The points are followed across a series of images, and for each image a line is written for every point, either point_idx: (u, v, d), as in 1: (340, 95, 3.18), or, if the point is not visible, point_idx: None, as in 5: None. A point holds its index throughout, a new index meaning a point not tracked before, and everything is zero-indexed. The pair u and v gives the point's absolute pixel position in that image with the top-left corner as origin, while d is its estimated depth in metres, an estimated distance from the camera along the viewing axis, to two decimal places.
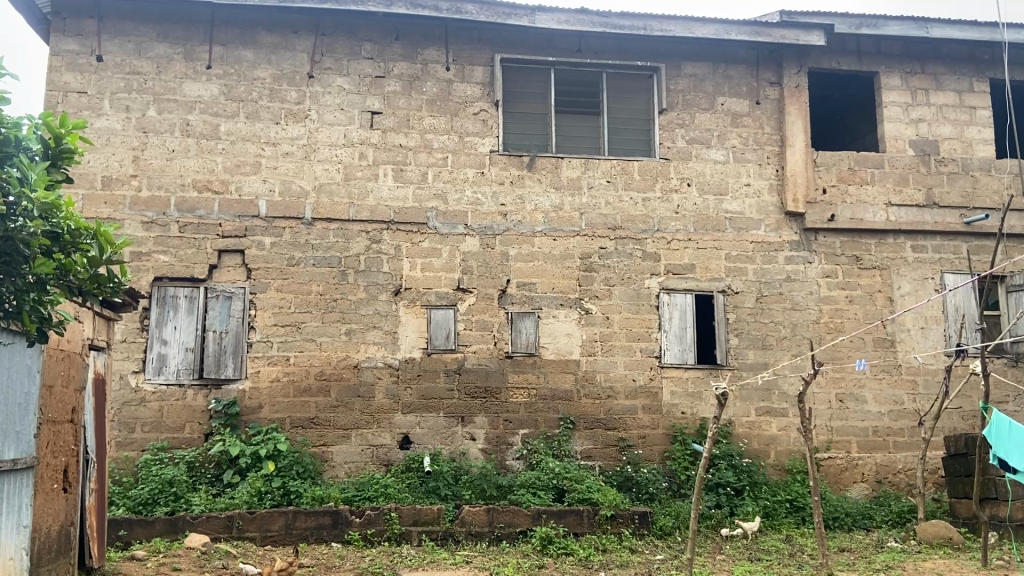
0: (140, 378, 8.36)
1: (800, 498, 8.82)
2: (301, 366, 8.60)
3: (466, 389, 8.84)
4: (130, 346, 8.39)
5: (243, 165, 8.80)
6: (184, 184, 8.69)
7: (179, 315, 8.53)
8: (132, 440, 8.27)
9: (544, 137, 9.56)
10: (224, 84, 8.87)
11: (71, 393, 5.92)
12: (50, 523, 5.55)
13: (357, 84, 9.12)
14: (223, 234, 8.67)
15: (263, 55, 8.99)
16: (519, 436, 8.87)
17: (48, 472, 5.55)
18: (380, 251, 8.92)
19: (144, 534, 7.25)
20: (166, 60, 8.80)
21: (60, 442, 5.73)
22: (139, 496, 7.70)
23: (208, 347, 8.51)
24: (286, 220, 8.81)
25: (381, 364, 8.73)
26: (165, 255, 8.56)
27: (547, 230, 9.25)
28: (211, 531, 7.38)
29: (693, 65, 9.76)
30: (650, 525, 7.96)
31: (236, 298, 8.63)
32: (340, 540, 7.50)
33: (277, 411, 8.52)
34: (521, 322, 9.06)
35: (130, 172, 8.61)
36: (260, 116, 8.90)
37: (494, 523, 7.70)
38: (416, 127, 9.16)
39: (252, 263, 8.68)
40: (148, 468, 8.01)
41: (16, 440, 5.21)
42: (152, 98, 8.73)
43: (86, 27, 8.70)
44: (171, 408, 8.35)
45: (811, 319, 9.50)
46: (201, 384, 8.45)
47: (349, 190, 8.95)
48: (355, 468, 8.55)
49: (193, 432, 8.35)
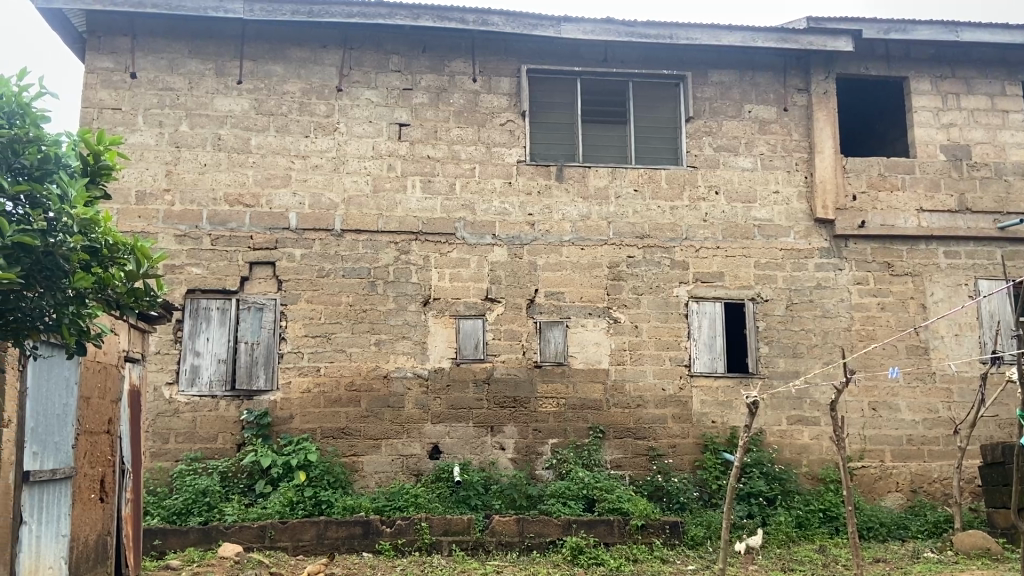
0: (174, 390, 8.46)
1: (833, 507, 8.73)
2: (332, 377, 8.67)
3: (495, 399, 8.86)
4: (165, 358, 8.51)
5: (274, 178, 8.92)
6: (216, 198, 8.81)
7: (212, 327, 8.64)
8: (166, 451, 8.36)
9: (571, 146, 9.57)
10: (254, 99, 9.00)
11: (108, 405, 6.02)
12: (88, 532, 5.64)
13: (385, 96, 9.21)
14: (255, 246, 8.78)
15: (293, 69, 9.11)
16: (548, 445, 8.87)
17: (86, 482, 5.65)
18: (409, 262, 8.98)
19: (178, 544, 7.35)
20: (198, 75, 8.94)
21: (97, 452, 5.83)
22: (174, 506, 7.80)
23: (240, 358, 8.61)
24: (317, 233, 8.90)
25: (411, 374, 8.78)
26: (198, 268, 8.67)
27: (575, 240, 9.26)
28: (244, 540, 7.45)
29: (721, 73, 9.73)
30: (681, 534, 7.91)
31: (267, 309, 8.73)
32: (371, 549, 7.54)
33: (308, 422, 8.58)
34: (550, 331, 9.06)
35: (164, 186, 8.75)
36: (291, 130, 9.02)
37: (524, 533, 7.69)
38: (444, 138, 9.22)
39: (284, 275, 8.78)
40: (181, 478, 8.10)
41: (55, 451, 5.26)
42: (185, 114, 8.88)
43: (120, 45, 8.86)
44: (204, 419, 8.44)
45: (843, 327, 9.41)
46: (234, 395, 8.53)
47: (378, 203, 9.03)
48: (386, 478, 8.59)
49: (226, 442, 8.43)
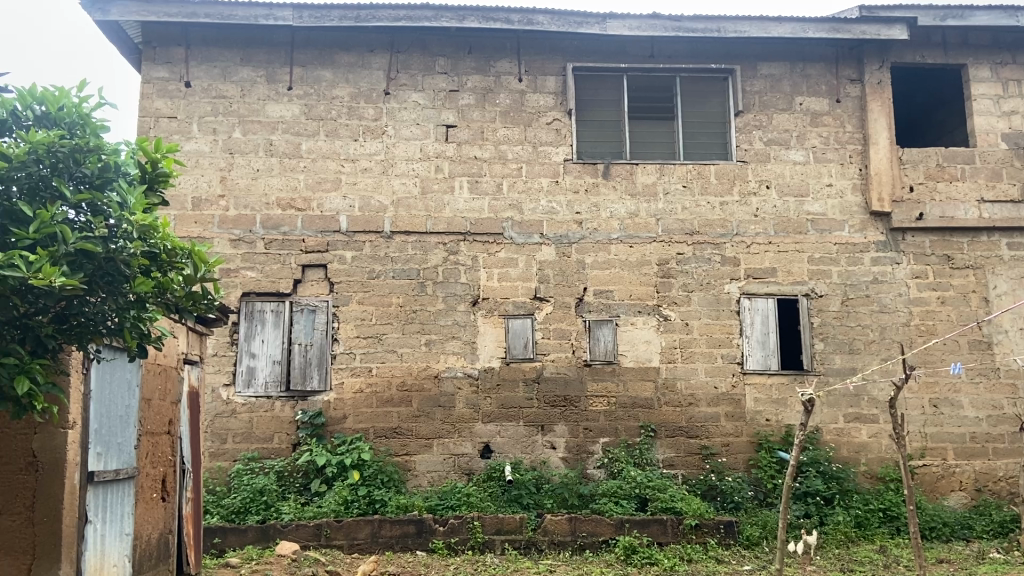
0: (231, 391, 8.65)
1: (894, 506, 8.52)
2: (383, 377, 8.77)
3: (545, 398, 8.86)
4: (222, 360, 8.70)
5: (324, 182, 9.06)
6: (269, 203, 8.98)
7: (267, 329, 8.81)
8: (224, 450, 8.55)
9: (618, 144, 9.52)
10: (304, 104, 9.15)
11: (168, 406, 6.19)
12: (150, 530, 5.80)
13: (432, 98, 9.28)
14: (306, 250, 8.93)
15: (341, 74, 9.23)
16: (600, 444, 8.83)
17: (148, 482, 5.81)
18: (457, 262, 9.04)
19: (238, 542, 7.51)
20: (250, 83, 9.13)
21: (158, 453, 6.00)
22: (233, 505, 7.96)
23: (294, 359, 8.77)
24: (366, 235, 9.01)
25: (462, 374, 8.83)
26: (252, 271, 8.84)
27: (623, 238, 9.20)
28: (301, 538, 7.58)
29: (770, 65, 9.57)
30: (736, 534, 7.81)
31: (320, 311, 8.87)
32: (425, 548, 7.60)
33: (361, 422, 8.70)
34: (599, 330, 9.03)
35: (219, 192, 8.94)
36: (340, 134, 9.15)
37: (577, 532, 7.67)
38: (490, 138, 9.25)
39: (335, 277, 8.91)
40: (240, 478, 8.27)
41: (118, 451, 5.38)
42: (238, 120, 9.06)
43: (175, 55, 9.09)
44: (261, 419, 8.61)
45: (901, 322, 9.18)
46: (288, 396, 8.69)
47: (426, 204, 9.11)
48: (438, 477, 8.65)
49: (282, 442, 8.59)
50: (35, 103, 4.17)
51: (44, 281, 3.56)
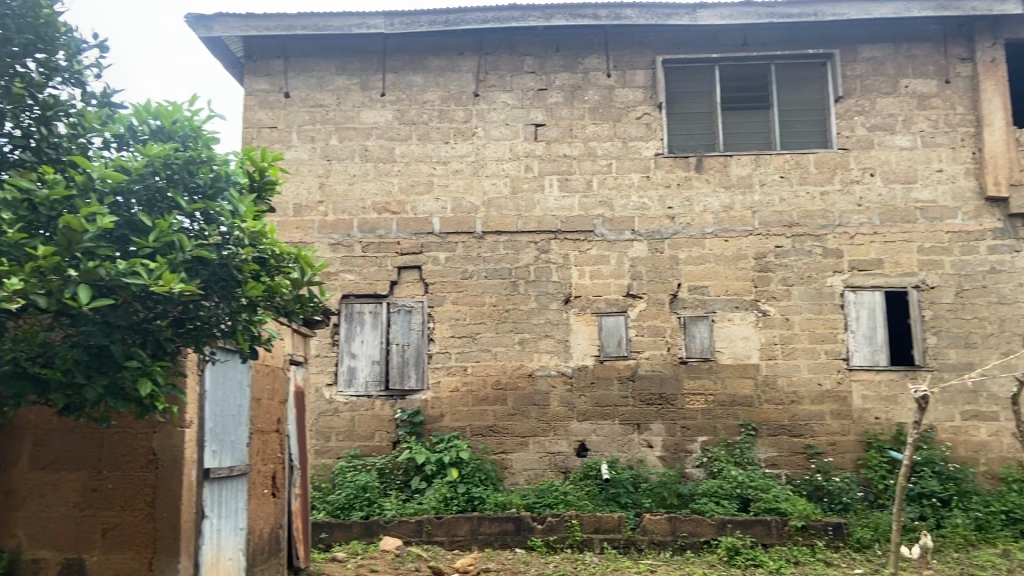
0: (334, 390, 8.92)
1: (1018, 509, 8.02)
2: (479, 375, 8.86)
3: (641, 396, 8.76)
4: (324, 360, 8.99)
5: (417, 185, 9.22)
6: (365, 207, 9.21)
7: (366, 330, 9.04)
8: (328, 448, 8.82)
9: (712, 135, 9.32)
10: (397, 109, 9.35)
11: (276, 405, 6.43)
12: (262, 525, 6.04)
13: (521, 98, 9.31)
14: (402, 252, 9.11)
15: (432, 78, 9.38)
16: (698, 443, 8.67)
17: (259, 478, 6.06)
18: (549, 261, 9.04)
19: (343, 537, 7.73)
20: (345, 91, 9.38)
21: (268, 450, 6.24)
22: (338, 501, 8.19)
23: (392, 359, 8.97)
24: (459, 236, 9.13)
25: (556, 373, 8.83)
26: (351, 274, 9.09)
27: (718, 232, 9.00)
28: (404, 534, 7.74)
29: (872, 48, 9.17)
30: (845, 536, 7.53)
31: (415, 312, 9.03)
32: (524, 545, 7.64)
33: (458, 420, 8.82)
34: (695, 327, 8.86)
35: (318, 198, 9.23)
36: (431, 137, 9.30)
37: (677, 532, 7.55)
38: (580, 135, 9.22)
39: (430, 278, 9.06)
40: (344, 475, 8.51)
41: (232, 449, 5.60)
42: (334, 128, 9.33)
43: (275, 67, 9.43)
44: (362, 418, 8.85)
45: (1022, 313, 8.66)
46: (388, 395, 8.89)
47: (517, 203, 9.15)
48: (535, 475, 8.68)
49: (382, 440, 8.80)
50: (150, 118, 4.41)
51: (165, 288, 3.71)
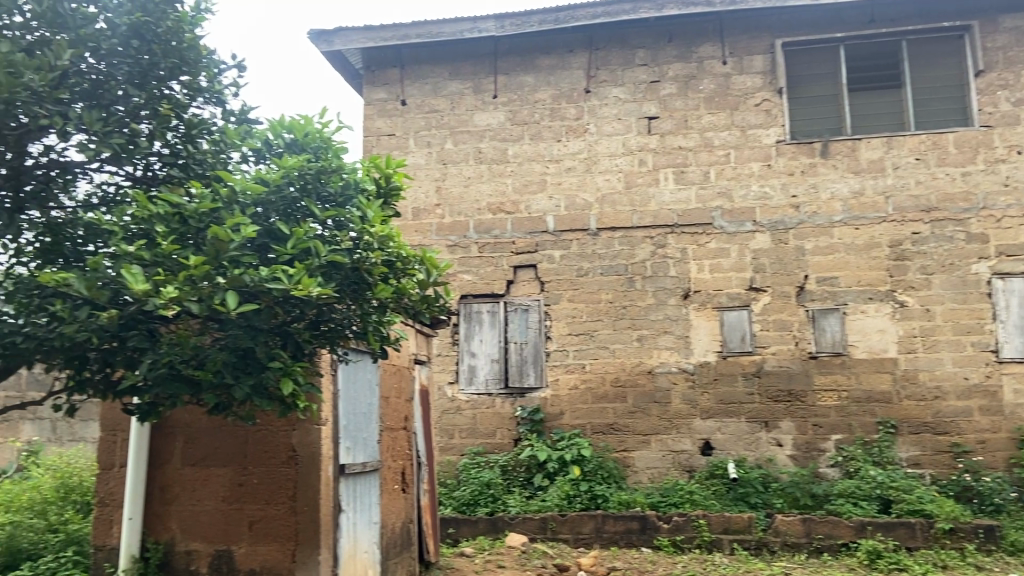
0: (455, 389, 9.07)
1: None
2: (597, 373, 8.80)
3: (768, 393, 8.47)
4: (445, 360, 9.17)
5: (531, 184, 9.25)
6: (480, 208, 9.31)
7: (484, 329, 9.15)
8: (452, 445, 8.98)
9: (838, 119, 8.90)
10: (509, 110, 9.41)
11: (403, 403, 6.60)
12: (394, 520, 6.20)
13: (634, 91, 9.18)
14: (517, 251, 9.16)
15: (543, 77, 9.39)
16: (831, 442, 8.31)
17: (390, 474, 6.23)
18: (667, 255, 8.87)
19: (470, 533, 7.84)
20: (458, 95, 9.52)
21: (397, 447, 6.41)
22: (463, 497, 8.31)
23: (511, 357, 9.03)
24: (574, 233, 9.09)
25: (676, 369, 8.66)
26: (468, 275, 9.21)
27: (847, 220, 8.59)
28: (529, 531, 7.78)
29: (1014, 17, 8.62)
30: (999, 540, 7.03)
31: (532, 310, 9.07)
32: (650, 545, 7.53)
33: (578, 418, 8.79)
34: (824, 320, 8.49)
35: (434, 201, 9.41)
36: (544, 136, 9.31)
37: (812, 534, 7.25)
38: (696, 126, 9.00)
39: (546, 277, 9.07)
40: (468, 471, 8.63)
41: (364, 446, 5.78)
42: (449, 132, 9.48)
43: (391, 76, 9.67)
44: (483, 416, 8.96)
45: None
46: (507, 393, 8.97)
47: (631, 198, 9.03)
48: (659, 474, 8.54)
49: (504, 438, 8.88)
50: (284, 132, 4.63)
51: (304, 292, 3.87)
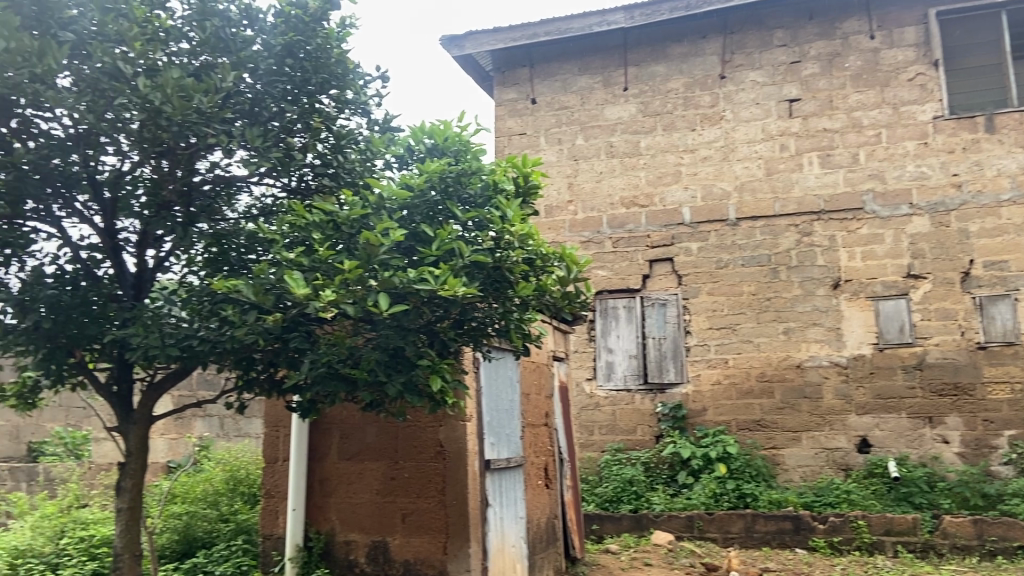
0: (594, 385, 9.05)
1: None
2: (741, 368, 8.53)
3: (931, 386, 7.94)
4: (583, 356, 9.16)
5: (665, 175, 9.07)
6: (614, 203, 9.22)
7: (621, 325, 9.07)
8: (592, 442, 8.95)
9: (1001, 90, 8.33)
10: (641, 102, 9.27)
11: (544, 400, 6.65)
12: (539, 515, 6.26)
13: (772, 74, 8.83)
14: (653, 244, 9.01)
15: (675, 65, 9.20)
16: (1005, 438, 7.71)
17: (533, 469, 6.29)
18: (814, 244, 8.46)
19: (615, 530, 7.81)
20: (589, 90, 9.48)
21: (539, 443, 6.47)
22: (606, 494, 8.25)
23: (649, 353, 8.90)
24: (712, 224, 8.84)
25: (827, 363, 8.25)
26: (603, 270, 9.15)
27: (1018, 198, 7.96)
28: (675, 529, 7.66)
29: None
30: None
31: (670, 305, 8.90)
32: (804, 546, 7.23)
33: (722, 414, 8.55)
34: (994, 307, 7.88)
35: (567, 198, 9.40)
36: (677, 126, 9.10)
37: (984, 537, 6.74)
38: (842, 107, 8.54)
39: (683, 269, 8.88)
40: (609, 468, 8.56)
41: (508, 442, 5.87)
42: (580, 128, 9.45)
43: (521, 75, 9.75)
44: (623, 412, 8.88)
45: None
46: (647, 389, 8.85)
47: (773, 185, 8.68)
48: (811, 472, 8.16)
49: (645, 434, 8.76)
50: (425, 137, 4.86)
51: (451, 292, 3.93)
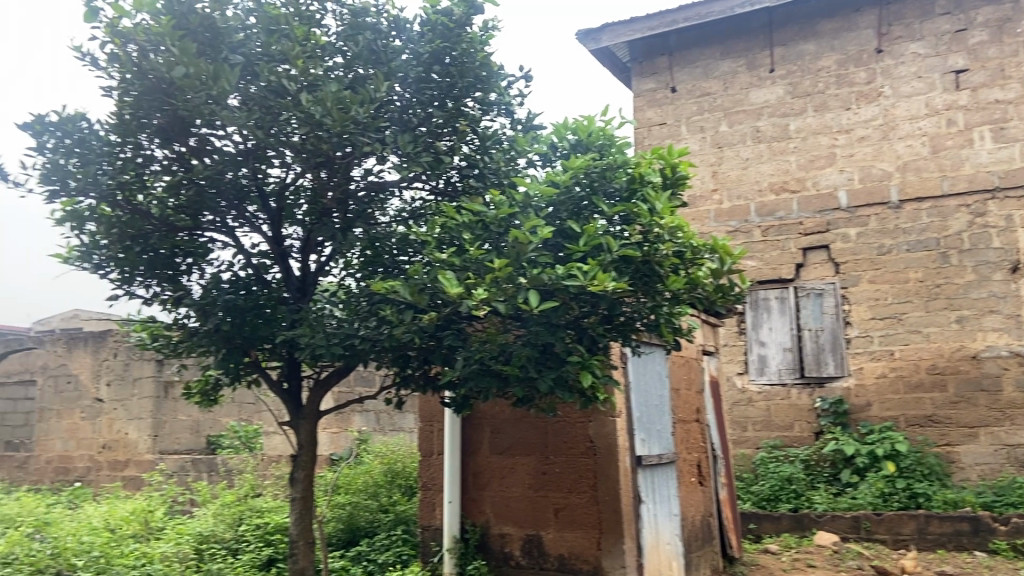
0: (745, 379, 8.76)
1: None
2: (909, 360, 7.99)
3: None
4: (733, 350, 8.87)
5: (818, 159, 8.62)
6: (762, 189, 8.84)
7: (774, 317, 8.72)
8: (746, 438, 8.63)
9: None
10: (789, 83, 8.85)
11: (694, 395, 6.50)
12: (693, 512, 6.13)
13: (935, 44, 8.25)
14: (807, 232, 8.57)
15: (826, 42, 8.74)
16: None
17: (686, 466, 6.16)
18: (988, 224, 7.84)
19: (773, 529, 7.49)
20: (732, 74, 9.16)
21: (691, 439, 6.33)
22: (763, 492, 7.96)
23: (806, 345, 8.51)
24: (871, 208, 8.33)
25: (1007, 353, 7.63)
26: (753, 260, 8.80)
27: None
28: (839, 530, 7.26)
29: None
30: None
31: (827, 295, 8.45)
32: (985, 549, 6.70)
33: (888, 409, 8.06)
34: None
35: (712, 187, 9.10)
36: (830, 106, 8.63)
37: None
38: (1016, 74, 7.92)
39: (841, 257, 8.42)
40: (766, 465, 8.23)
41: (659, 438, 5.78)
42: (724, 114, 9.13)
43: (660, 64, 9.56)
44: (778, 407, 8.54)
45: None
46: (804, 383, 8.46)
47: (940, 163, 8.08)
48: (991, 471, 7.58)
49: (803, 431, 8.38)
50: (569, 133, 4.77)
51: (599, 287, 3.91)
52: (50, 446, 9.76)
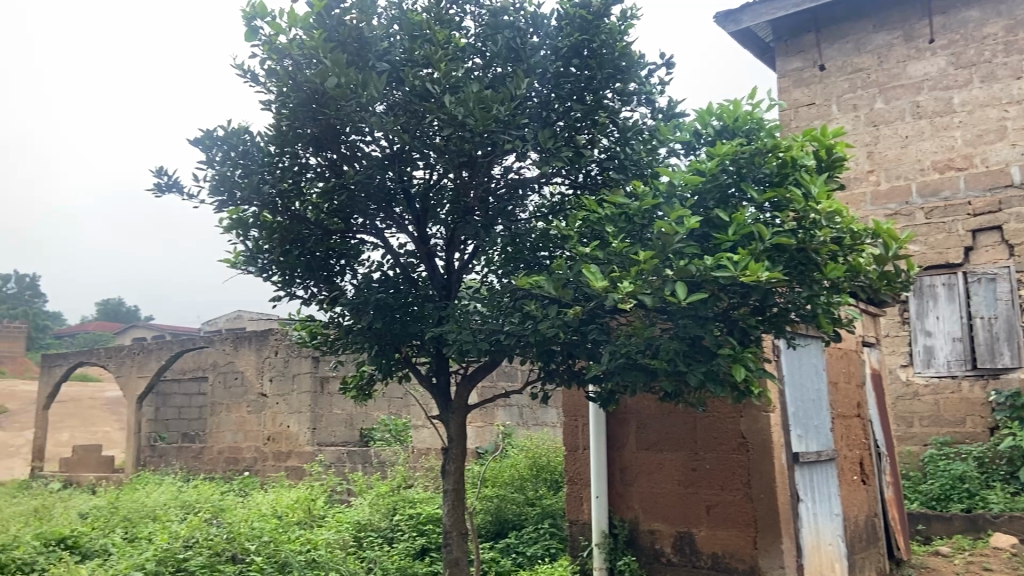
0: (909, 371, 8.20)
1: None
2: None
3: None
4: (895, 340, 8.33)
5: (987, 133, 7.97)
6: (924, 168, 8.24)
7: (940, 305, 8.09)
8: (912, 435, 8.09)
9: None
10: (951, 54, 8.23)
11: (854, 389, 6.15)
12: (856, 512, 5.81)
13: None
14: (975, 212, 7.95)
15: (991, 8, 8.10)
16: None
17: (847, 464, 5.85)
18: None
19: (944, 531, 7.06)
20: (887, 48, 8.60)
21: (852, 435, 5.99)
22: (931, 491, 7.40)
23: (978, 335, 7.87)
24: None
25: None
26: (915, 245, 8.23)
27: None
28: (1019, 532, 6.67)
29: None
30: None
31: (1001, 279, 7.79)
32: None
33: None
34: None
35: (867, 168, 8.56)
36: (998, 76, 7.98)
37: None
38: None
39: (1015, 238, 7.75)
40: (935, 463, 7.69)
41: (817, 434, 5.51)
42: (879, 90, 8.58)
43: (807, 41, 9.09)
44: (948, 401, 7.94)
45: None
46: (977, 375, 7.83)
47: None
48: None
49: (976, 426, 7.76)
50: (713, 119, 4.63)
51: (753, 277, 3.73)
52: (221, 438, 10.54)
